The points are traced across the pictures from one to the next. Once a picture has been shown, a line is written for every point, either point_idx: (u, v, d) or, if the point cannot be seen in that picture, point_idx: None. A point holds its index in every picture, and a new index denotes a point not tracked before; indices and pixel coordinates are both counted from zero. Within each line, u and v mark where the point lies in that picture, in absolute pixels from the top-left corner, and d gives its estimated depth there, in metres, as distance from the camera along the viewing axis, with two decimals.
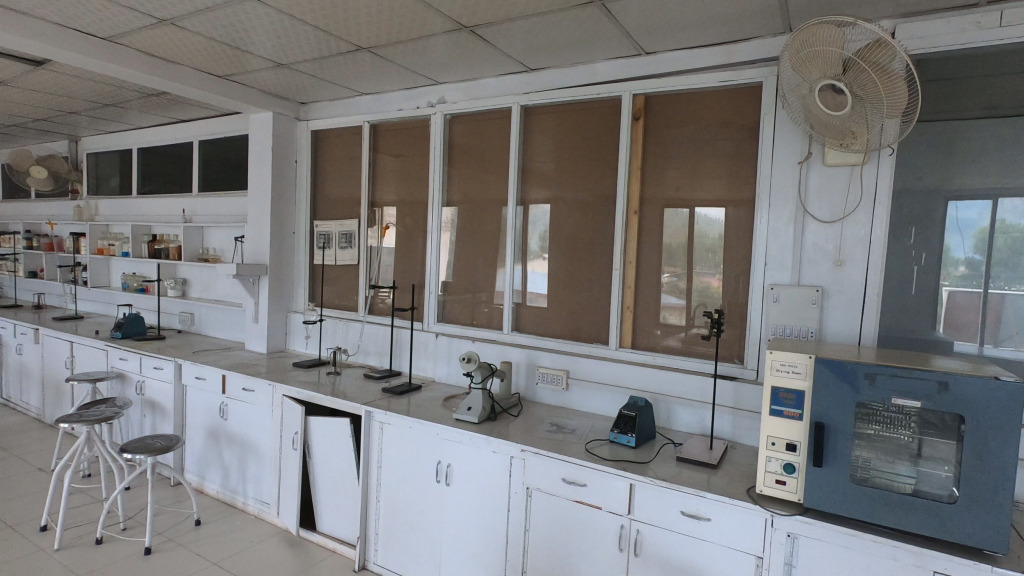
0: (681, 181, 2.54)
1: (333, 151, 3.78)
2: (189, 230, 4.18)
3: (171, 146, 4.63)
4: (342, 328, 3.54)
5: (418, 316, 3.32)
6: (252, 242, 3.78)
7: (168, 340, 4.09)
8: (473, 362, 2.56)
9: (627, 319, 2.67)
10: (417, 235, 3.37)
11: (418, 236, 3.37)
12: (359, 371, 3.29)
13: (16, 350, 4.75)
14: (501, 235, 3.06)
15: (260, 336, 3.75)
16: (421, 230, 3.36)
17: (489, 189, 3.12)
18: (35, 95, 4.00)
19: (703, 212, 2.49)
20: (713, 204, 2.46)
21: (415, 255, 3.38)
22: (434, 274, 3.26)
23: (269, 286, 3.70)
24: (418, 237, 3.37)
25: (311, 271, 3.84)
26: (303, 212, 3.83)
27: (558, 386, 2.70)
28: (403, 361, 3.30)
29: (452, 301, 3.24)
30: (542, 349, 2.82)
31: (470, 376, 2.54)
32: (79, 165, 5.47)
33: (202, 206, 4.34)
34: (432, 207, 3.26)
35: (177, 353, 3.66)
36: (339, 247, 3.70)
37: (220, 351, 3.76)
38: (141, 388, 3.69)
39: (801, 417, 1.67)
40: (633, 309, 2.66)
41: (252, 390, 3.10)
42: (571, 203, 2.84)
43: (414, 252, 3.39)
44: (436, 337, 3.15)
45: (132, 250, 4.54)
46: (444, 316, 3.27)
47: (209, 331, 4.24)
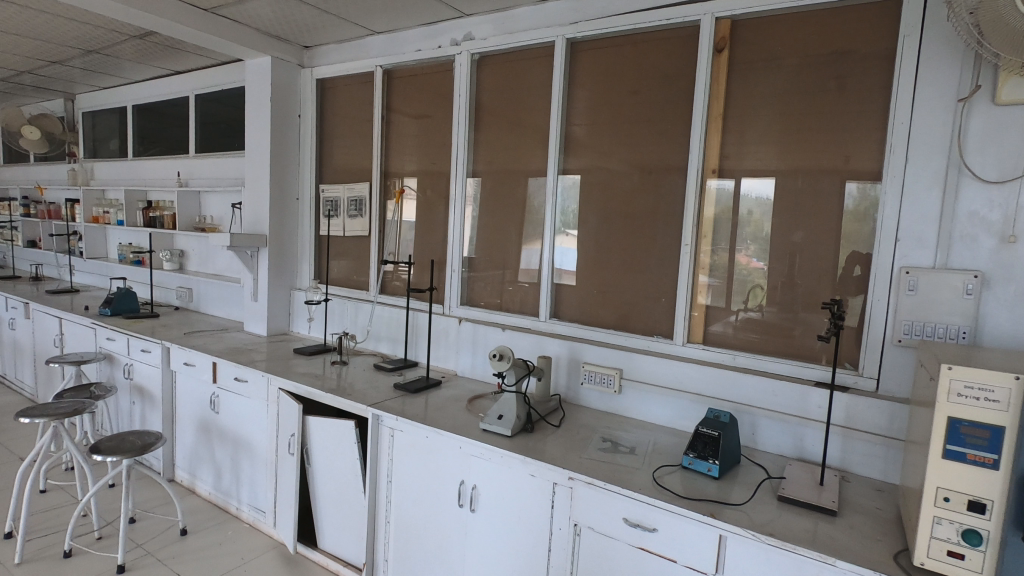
0: (727, 147, 2.05)
1: (341, 104, 3.26)
2: (184, 195, 3.74)
3: (166, 102, 4.18)
4: (350, 310, 3.07)
5: (438, 299, 2.83)
6: (250, 209, 3.31)
7: (162, 318, 3.69)
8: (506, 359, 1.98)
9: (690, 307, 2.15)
10: (439, 204, 2.85)
11: (440, 205, 2.85)
12: (369, 361, 2.83)
13: (9, 324, 4.43)
14: (538, 204, 2.52)
15: (260, 317, 3.30)
16: (443, 197, 2.84)
17: (522, 149, 2.58)
18: (12, 39, 3.55)
19: (755, 186, 2.00)
20: (762, 175, 1.98)
21: (436, 227, 2.87)
22: (456, 249, 2.75)
23: (269, 260, 3.23)
24: (440, 205, 2.85)
25: (317, 243, 3.37)
26: (308, 176, 3.34)
27: (609, 389, 2.19)
28: (419, 350, 2.81)
29: (479, 282, 2.73)
30: (588, 342, 2.31)
31: (501, 376, 2.01)
32: (75, 126, 5.09)
33: (198, 169, 3.88)
34: (455, 171, 2.73)
35: (167, 335, 3.25)
36: (348, 215, 3.21)
37: (216, 333, 3.33)
38: (129, 372, 3.30)
39: (996, 466, 1.13)
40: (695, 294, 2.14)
41: (245, 381, 2.66)
42: (629, 164, 2.27)
43: (434, 223, 2.88)
44: (459, 324, 2.64)
45: (126, 217, 4.12)
46: (468, 300, 2.76)
47: (208, 308, 3.83)
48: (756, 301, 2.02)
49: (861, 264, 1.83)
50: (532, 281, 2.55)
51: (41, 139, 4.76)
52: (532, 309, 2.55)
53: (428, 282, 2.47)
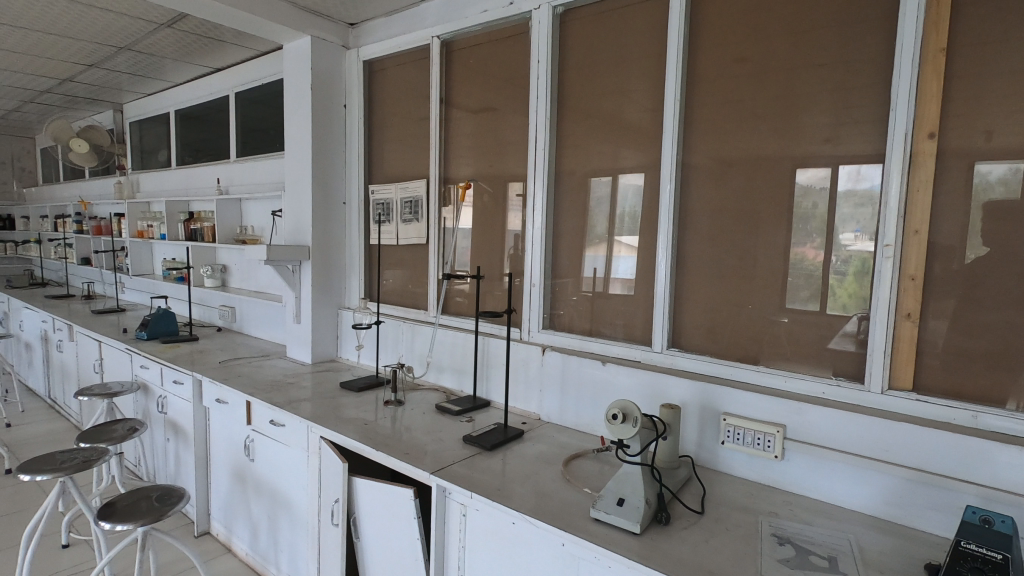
0: (955, 97, 1.36)
1: (393, 89, 2.76)
2: (223, 204, 3.36)
3: (207, 105, 3.84)
4: (405, 333, 2.56)
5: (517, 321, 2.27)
6: (291, 216, 2.86)
7: (202, 342, 3.31)
8: (630, 422, 1.35)
9: (778, 315, 1.65)
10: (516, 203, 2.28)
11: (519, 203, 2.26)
12: (429, 399, 2.29)
13: (56, 347, 4.23)
14: (650, 197, 1.90)
15: (303, 342, 2.84)
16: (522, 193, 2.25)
17: (623, 128, 1.97)
18: (44, 40, 3.28)
19: (1009, 155, 1.30)
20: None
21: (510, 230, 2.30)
22: (536, 258, 2.17)
23: (312, 275, 2.77)
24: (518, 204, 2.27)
25: (367, 254, 2.88)
26: (356, 176, 2.86)
27: (768, 454, 1.54)
28: (490, 386, 2.25)
29: (568, 299, 2.13)
30: (729, 384, 1.66)
31: (625, 448, 1.37)
32: (124, 137, 4.91)
33: (238, 175, 3.50)
34: (535, 159, 2.15)
35: (201, 364, 2.83)
36: (401, 219, 2.69)
37: (256, 361, 2.90)
38: (163, 406, 2.92)
39: None
40: (785, 301, 1.64)
41: (282, 426, 2.19)
42: (780, 136, 1.63)
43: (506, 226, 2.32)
44: (543, 354, 2.06)
45: (167, 231, 3.81)
46: (554, 323, 2.17)
47: (250, 329, 3.43)
48: (843, 309, 1.54)
49: (941, 261, 1.40)
50: (643, 299, 1.93)
51: (90, 151, 4.57)
52: (642, 337, 1.93)
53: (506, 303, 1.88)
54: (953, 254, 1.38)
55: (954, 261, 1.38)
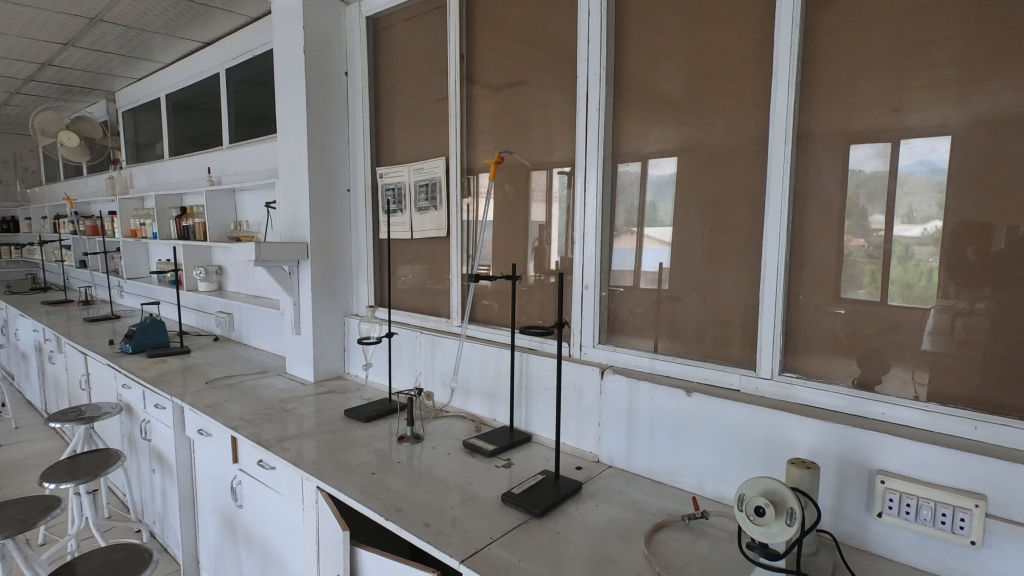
0: None
1: (401, 49, 2.28)
2: (214, 196, 2.94)
3: (198, 85, 3.42)
4: (423, 347, 2.10)
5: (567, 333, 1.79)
6: (286, 208, 2.42)
7: (194, 354, 2.91)
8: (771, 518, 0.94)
9: (832, 305, 1.29)
10: (563, 182, 1.78)
11: (568, 181, 1.76)
12: (454, 431, 1.83)
13: (48, 359, 3.89)
14: (755, 166, 1.38)
15: (305, 356, 2.40)
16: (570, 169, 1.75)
17: (707, 75, 1.45)
18: (7, 14, 2.87)
19: None
20: None
21: (554, 217, 1.81)
22: (591, 251, 1.67)
23: (312, 277, 2.33)
24: (567, 182, 1.76)
25: (377, 251, 2.42)
26: (360, 158, 2.40)
27: (961, 540, 1.04)
28: (531, 415, 1.78)
29: (635, 305, 1.63)
30: (887, 429, 1.16)
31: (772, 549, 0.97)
32: (118, 128, 4.54)
33: (230, 163, 3.07)
34: (588, 125, 1.65)
35: (186, 382, 2.42)
36: (416, 208, 2.22)
37: (250, 378, 2.48)
38: (147, 433, 2.52)
39: None
40: (840, 288, 1.27)
41: (271, 469, 1.75)
42: (929, 72, 1.13)
43: (548, 212, 1.83)
44: (602, 378, 1.58)
45: (159, 228, 3.42)
46: (616, 336, 1.68)
47: (250, 338, 3.02)
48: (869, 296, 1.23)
49: (975, 245, 1.10)
50: (742, 305, 1.42)
51: (81, 145, 4.22)
52: (742, 356, 1.43)
53: (558, 315, 1.39)
54: (990, 234, 1.09)
55: (991, 242, 1.09)
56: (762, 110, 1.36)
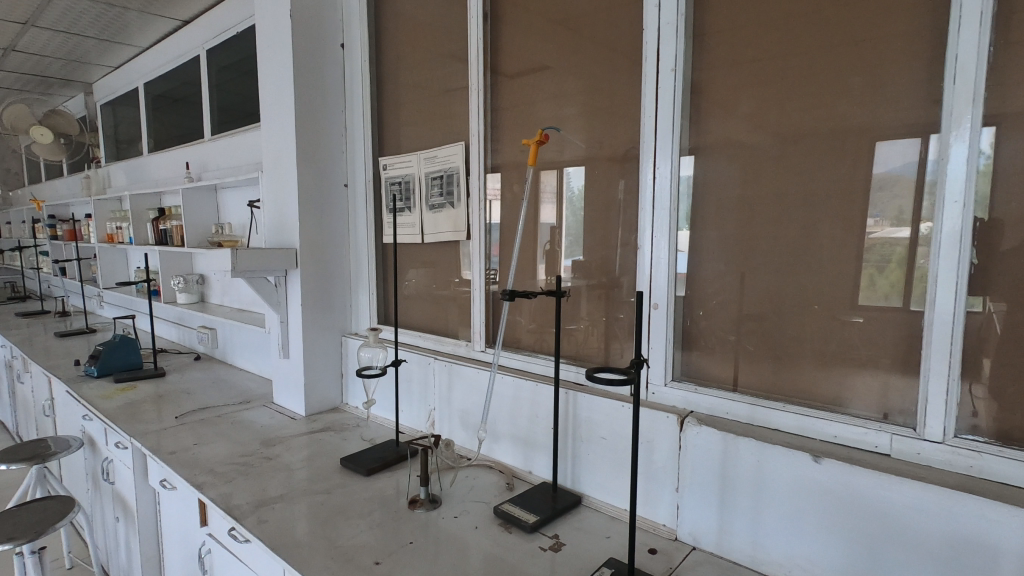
0: None
1: (407, 14, 1.88)
2: (193, 195, 2.55)
3: (178, 71, 3.04)
4: (438, 376, 1.71)
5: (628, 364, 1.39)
6: (272, 207, 2.02)
7: (169, 378, 2.52)
8: None
9: (849, 313, 1.05)
10: (623, 168, 1.36)
11: (631, 167, 1.34)
12: (479, 489, 1.44)
13: (16, 378, 3.50)
14: (921, 137, 0.96)
15: (295, 385, 2.00)
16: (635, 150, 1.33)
17: (834, 15, 1.04)
18: None
19: None
20: None
21: (611, 215, 1.40)
22: (663, 259, 1.26)
23: (302, 291, 1.94)
24: (630, 168, 1.35)
25: (381, 258, 2.03)
26: (360, 147, 2.01)
27: None
28: (581, 470, 1.38)
29: (727, 331, 1.22)
30: None
31: None
32: (96, 123, 4.16)
33: (211, 157, 2.68)
34: (659, 93, 1.24)
35: (152, 414, 2.02)
36: (428, 203, 1.80)
37: (232, 409, 2.09)
38: (109, 475, 2.13)
39: None
40: (857, 292, 1.04)
41: (243, 545, 1.35)
42: None
43: (602, 207, 1.42)
44: (682, 430, 1.19)
45: (134, 232, 3.03)
46: (699, 372, 1.27)
47: (236, 358, 2.64)
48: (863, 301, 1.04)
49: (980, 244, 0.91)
50: (898, 337, 1.00)
51: (55, 141, 3.85)
52: (899, 408, 1.00)
53: (636, 353, 0.99)
54: (1000, 231, 0.89)
55: (1000, 240, 0.89)
56: (937, 54, 0.93)
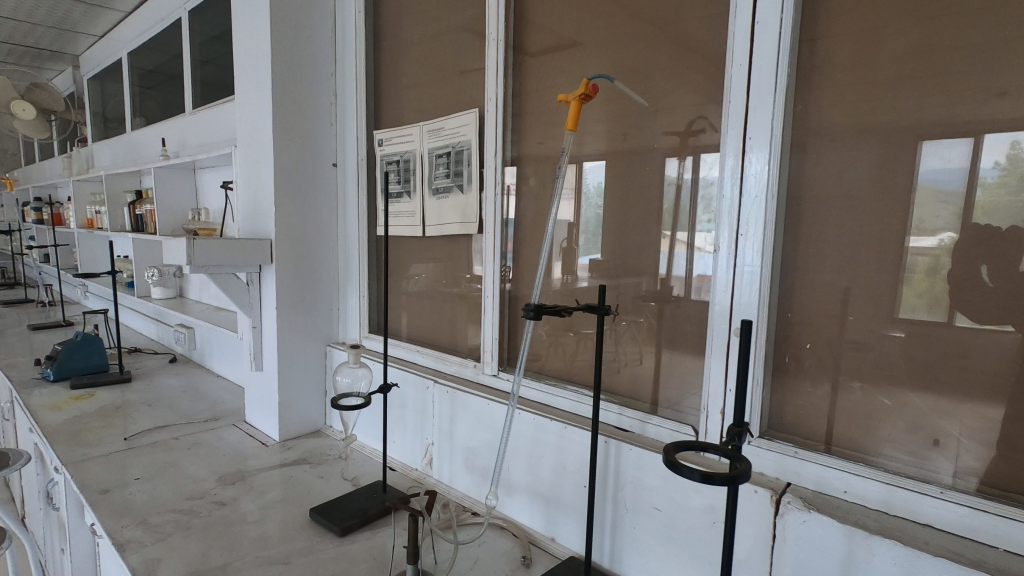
0: None
1: None
2: (168, 176, 2.23)
3: (161, 37, 2.71)
4: (438, 405, 1.37)
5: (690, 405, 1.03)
6: (246, 190, 1.68)
7: (136, 385, 2.20)
8: None
9: (885, 327, 0.81)
10: (694, 137, 0.99)
11: (711, 135, 0.97)
12: (488, 562, 1.09)
13: None
14: None
15: (269, 404, 1.67)
16: (716, 112, 0.96)
17: None
18: None
19: None
20: None
21: (674, 202, 1.03)
22: (755, 265, 0.89)
23: (277, 292, 1.60)
24: (709, 136, 0.97)
25: (376, 254, 1.69)
26: (352, 119, 1.66)
27: None
28: (623, 547, 1.03)
29: (846, 374, 0.85)
30: None
31: None
32: (84, 99, 3.87)
33: (191, 132, 2.36)
34: (755, 32, 0.87)
35: (99, 433, 1.69)
36: (432, 188, 1.44)
37: (196, 428, 1.76)
38: (53, 500, 1.81)
39: None
40: (921, 309, 0.78)
41: None
42: None
43: (662, 193, 1.05)
44: (782, 515, 0.83)
45: (110, 217, 2.72)
46: (799, 425, 0.90)
47: (215, 364, 2.33)
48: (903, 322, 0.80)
49: (994, 261, 0.71)
50: None
51: (38, 117, 3.56)
52: None
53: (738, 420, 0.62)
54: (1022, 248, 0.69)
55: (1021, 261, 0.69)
56: None
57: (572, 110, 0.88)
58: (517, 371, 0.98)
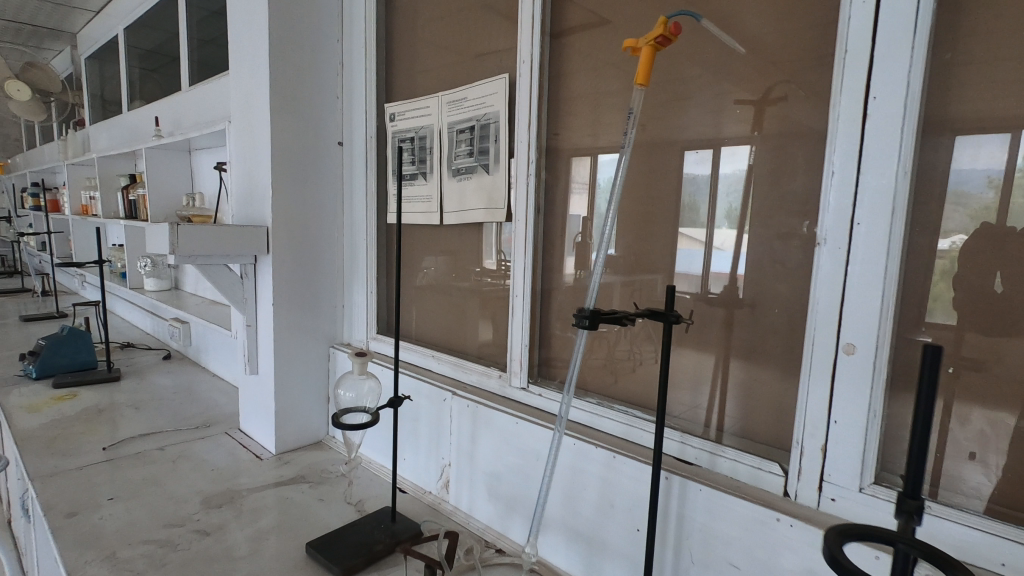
0: None
1: None
2: (161, 159, 2.05)
3: (160, 12, 2.54)
4: (456, 422, 1.18)
5: (774, 434, 0.83)
6: (242, 171, 1.49)
7: (124, 383, 2.03)
8: None
9: None
10: (792, 101, 0.79)
11: (820, 96, 0.76)
12: None
13: None
14: None
15: (265, 412, 1.49)
16: (825, 67, 0.75)
17: None
18: None
19: None
20: None
21: (759, 183, 0.82)
22: (881, 263, 0.68)
23: (274, 286, 1.41)
24: (816, 98, 0.76)
25: (386, 246, 1.50)
26: (361, 92, 1.47)
27: None
28: None
29: (1002, 410, 0.64)
30: None
31: None
32: (81, 80, 3.71)
33: (186, 111, 2.18)
34: None
35: (76, 440, 1.52)
36: (451, 168, 1.25)
37: (184, 435, 1.59)
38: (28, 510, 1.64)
39: None
40: None
41: None
42: None
43: (742, 172, 0.84)
44: None
45: (103, 202, 2.55)
46: (931, 473, 0.69)
47: (211, 363, 2.17)
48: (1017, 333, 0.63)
49: (1009, 268, 0.63)
50: None
51: (34, 99, 3.39)
52: None
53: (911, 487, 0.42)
54: None
55: None
56: None
57: (641, 59, 0.68)
58: (564, 393, 0.78)
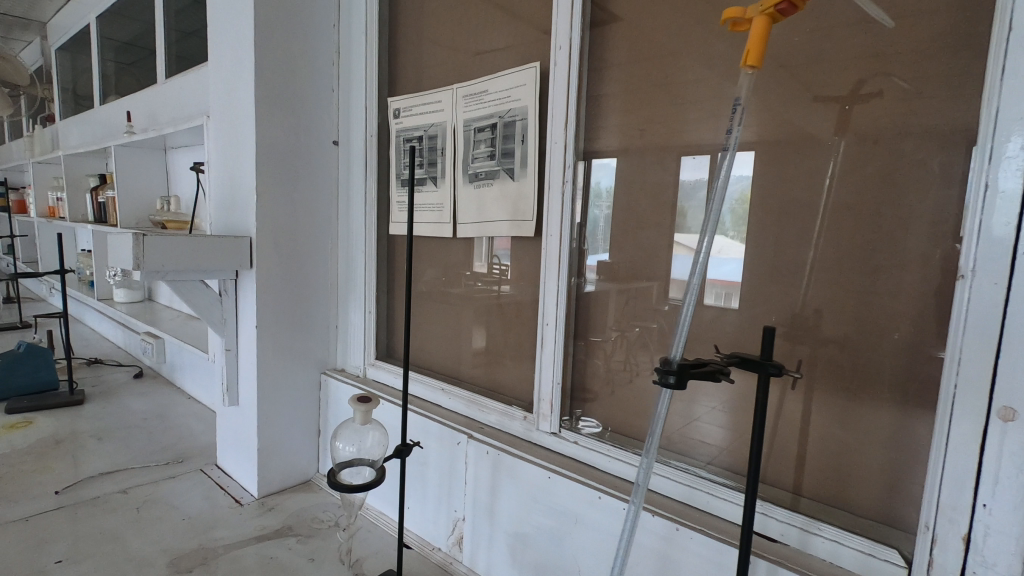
0: None
1: None
2: (134, 158, 1.85)
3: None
4: (473, 470, 1.01)
5: (882, 507, 0.68)
6: (222, 172, 1.30)
7: (87, 406, 1.82)
8: None
9: None
10: (921, 97, 0.63)
11: (964, 90, 0.60)
12: None
13: None
14: None
15: (246, 449, 1.30)
16: (973, 52, 0.59)
17: None
18: None
19: None
20: None
21: (869, 201, 0.67)
22: None
23: (258, 306, 1.22)
24: (957, 92, 0.60)
25: (388, 258, 1.33)
26: (361, 84, 1.29)
27: None
28: None
29: None
30: None
31: None
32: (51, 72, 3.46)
33: (162, 106, 1.98)
34: None
35: (25, 481, 1.32)
36: (467, 173, 1.07)
37: (153, 472, 1.39)
38: None
39: None
40: None
41: None
42: None
43: (844, 186, 0.69)
44: None
45: (69, 203, 2.33)
46: None
47: (187, 384, 1.97)
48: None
49: None
50: None
51: None
52: None
53: None
54: None
55: None
56: None
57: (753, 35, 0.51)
58: (643, 462, 0.57)
